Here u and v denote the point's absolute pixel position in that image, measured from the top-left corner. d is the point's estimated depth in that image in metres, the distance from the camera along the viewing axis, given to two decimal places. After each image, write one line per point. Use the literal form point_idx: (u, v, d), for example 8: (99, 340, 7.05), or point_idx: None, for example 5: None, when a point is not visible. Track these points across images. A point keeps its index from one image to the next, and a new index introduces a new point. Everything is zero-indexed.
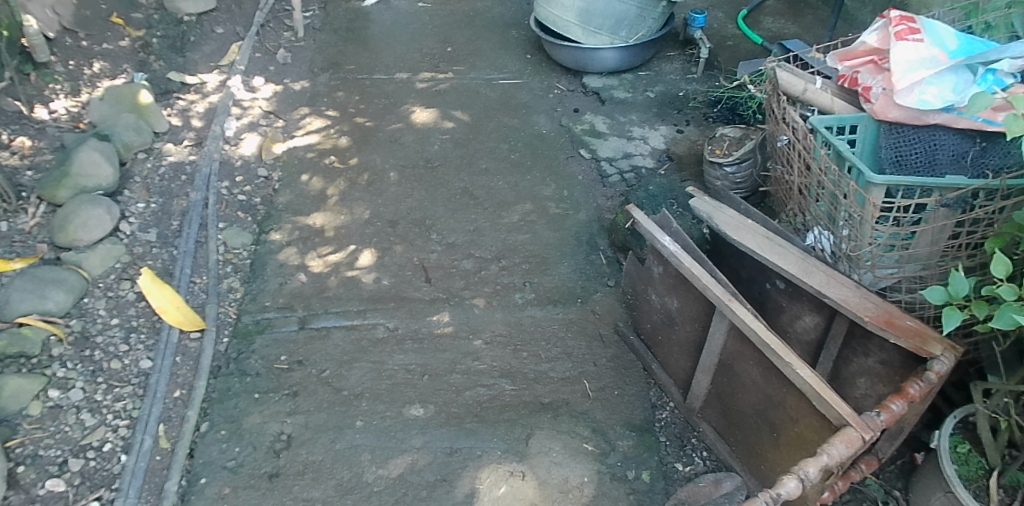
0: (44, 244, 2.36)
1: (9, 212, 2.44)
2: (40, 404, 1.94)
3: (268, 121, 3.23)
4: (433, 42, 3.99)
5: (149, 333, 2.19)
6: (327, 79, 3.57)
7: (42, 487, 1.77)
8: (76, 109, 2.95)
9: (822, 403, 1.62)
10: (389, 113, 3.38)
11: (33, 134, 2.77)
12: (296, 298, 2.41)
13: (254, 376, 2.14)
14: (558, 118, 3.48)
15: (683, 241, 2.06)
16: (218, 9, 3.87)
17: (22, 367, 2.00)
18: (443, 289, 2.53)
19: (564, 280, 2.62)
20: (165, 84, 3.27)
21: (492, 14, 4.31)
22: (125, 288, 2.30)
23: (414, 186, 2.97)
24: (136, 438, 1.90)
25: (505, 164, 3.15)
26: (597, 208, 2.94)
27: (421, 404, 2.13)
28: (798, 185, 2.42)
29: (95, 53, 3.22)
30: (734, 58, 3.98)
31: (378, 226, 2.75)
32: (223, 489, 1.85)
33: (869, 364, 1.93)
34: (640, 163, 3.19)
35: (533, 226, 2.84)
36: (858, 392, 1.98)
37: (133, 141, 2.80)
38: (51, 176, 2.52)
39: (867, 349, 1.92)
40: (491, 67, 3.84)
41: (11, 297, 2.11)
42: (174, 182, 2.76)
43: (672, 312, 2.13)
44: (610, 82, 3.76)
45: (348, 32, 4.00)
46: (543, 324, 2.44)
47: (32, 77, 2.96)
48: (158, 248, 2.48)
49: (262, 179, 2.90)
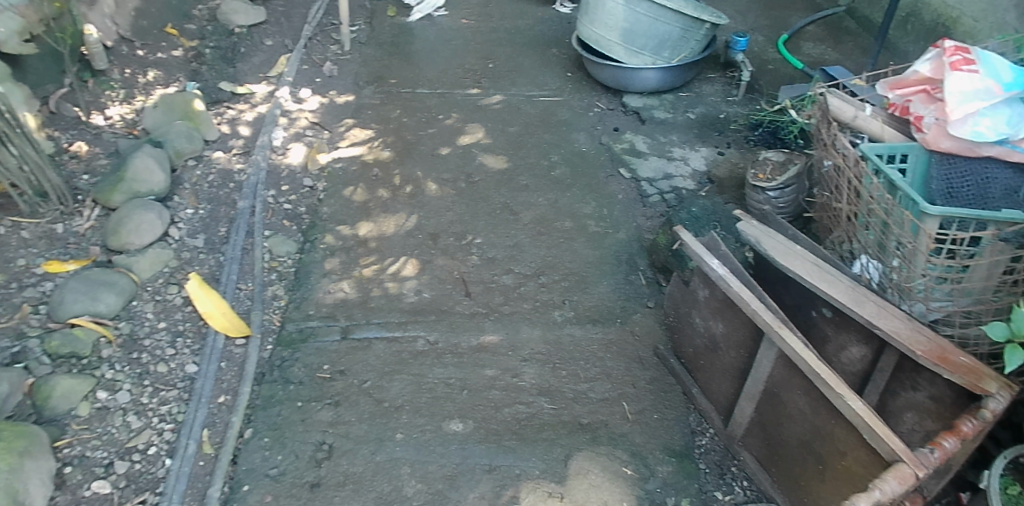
0: (96, 247, 2.40)
1: (64, 215, 2.49)
2: (89, 405, 1.95)
3: (313, 132, 3.27)
4: (474, 58, 4.03)
5: (195, 338, 2.22)
6: (371, 93, 3.61)
7: (88, 489, 1.78)
8: (131, 115, 3.03)
9: (874, 437, 1.58)
10: (432, 127, 3.41)
11: (90, 139, 2.84)
12: (339, 308, 2.42)
13: (297, 384, 2.16)
14: (599, 136, 3.48)
15: (732, 265, 2.04)
16: (267, 23, 3.96)
17: (72, 368, 2.03)
18: (483, 304, 2.52)
19: (604, 299, 2.60)
20: (216, 93, 3.34)
21: (534, 32, 4.35)
22: (173, 293, 2.33)
23: (455, 200, 2.98)
24: (181, 443, 1.92)
25: (546, 181, 3.15)
26: (637, 227, 2.92)
27: (461, 420, 2.12)
28: (845, 212, 2.38)
29: (149, 63, 3.32)
30: (776, 82, 3.95)
31: (419, 239, 2.76)
32: (265, 496, 1.85)
33: (917, 398, 1.89)
34: (681, 184, 3.17)
35: (573, 244, 2.83)
36: (905, 426, 1.92)
37: (184, 148, 2.86)
38: (106, 180, 2.58)
39: (916, 383, 1.88)
40: (531, 84, 3.86)
41: (64, 298, 2.15)
42: (222, 188, 2.80)
43: (717, 337, 2.10)
44: (650, 101, 3.75)
45: (392, 46, 4.06)
46: (582, 344, 2.42)
47: (90, 84, 3.05)
48: (205, 254, 2.51)
49: (307, 189, 2.93)
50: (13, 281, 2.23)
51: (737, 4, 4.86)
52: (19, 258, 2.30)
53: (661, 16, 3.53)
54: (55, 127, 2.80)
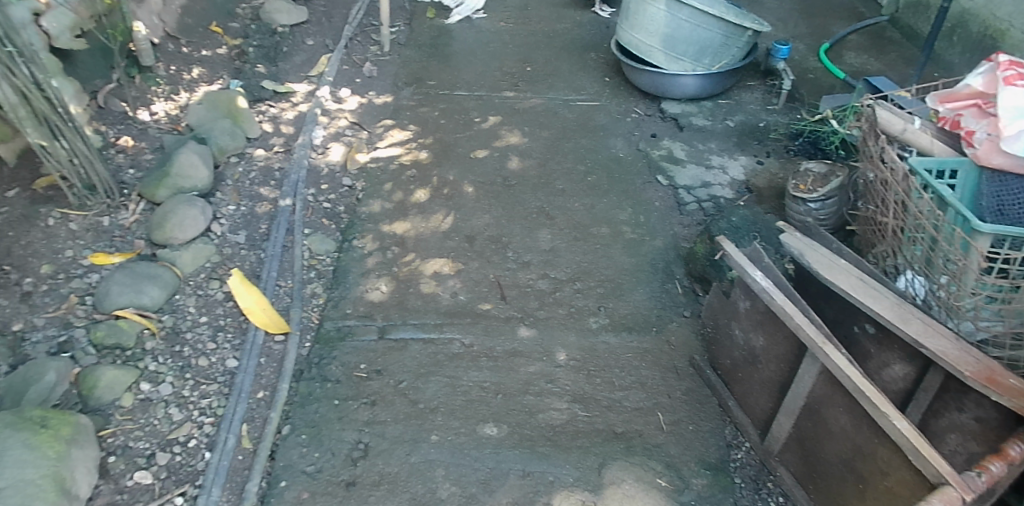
0: (141, 241, 2.45)
1: (111, 208, 2.54)
2: (132, 396, 1.99)
3: (352, 132, 3.29)
4: (512, 62, 4.03)
5: (236, 333, 2.25)
6: (410, 94, 3.63)
7: (131, 479, 1.82)
8: (175, 112, 3.08)
9: (920, 458, 1.53)
10: (469, 129, 3.41)
11: (136, 134, 2.90)
12: (376, 308, 2.44)
13: (334, 382, 2.17)
14: (636, 142, 3.46)
15: (775, 277, 2.01)
16: (308, 22, 4.02)
17: (117, 359, 2.07)
18: (518, 308, 2.52)
19: (639, 307, 2.58)
20: (258, 91, 3.38)
21: (572, 36, 4.33)
22: (214, 288, 2.36)
23: (492, 203, 2.98)
24: (220, 436, 1.94)
25: (582, 186, 3.14)
26: (674, 235, 2.90)
27: (495, 424, 2.12)
28: (890, 226, 2.32)
29: (194, 60, 3.38)
30: (817, 91, 3.88)
31: (456, 241, 2.77)
32: (302, 493, 1.87)
33: (962, 419, 1.82)
34: (719, 193, 3.13)
35: (609, 250, 2.81)
36: (946, 448, 1.85)
37: (227, 145, 2.90)
38: (152, 175, 2.63)
39: (962, 403, 1.81)
40: (569, 88, 3.85)
41: (110, 290, 2.19)
42: (263, 186, 2.84)
43: (756, 350, 2.07)
44: (689, 108, 3.72)
45: (430, 48, 4.08)
46: (617, 352, 2.40)
47: (137, 80, 3.11)
48: (246, 250, 2.55)
49: (345, 188, 2.96)
50: (61, 271, 2.27)
51: (778, 12, 4.80)
52: (66, 249, 2.34)
53: (703, 23, 3.50)
54: (103, 121, 2.86)
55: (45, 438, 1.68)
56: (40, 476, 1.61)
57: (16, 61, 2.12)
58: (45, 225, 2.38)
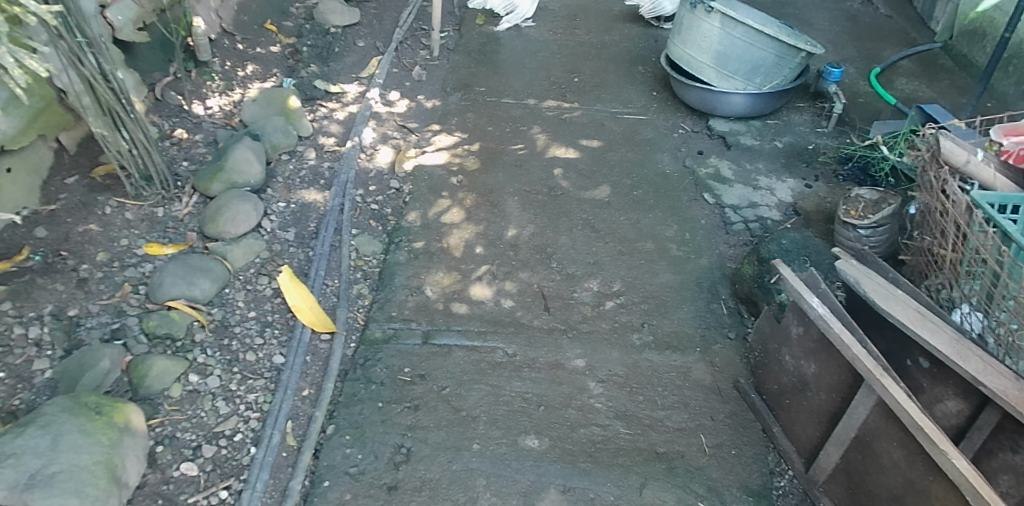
0: (193, 233, 2.47)
1: (165, 199, 2.57)
2: (180, 386, 2.01)
3: (401, 135, 3.31)
4: (560, 71, 4.03)
5: (283, 329, 2.26)
6: (457, 100, 3.64)
7: (177, 469, 1.83)
8: (229, 107, 3.11)
9: (978, 500, 1.47)
10: (516, 137, 3.41)
11: (190, 127, 2.93)
12: (420, 311, 2.44)
13: (378, 384, 2.17)
14: (682, 158, 3.42)
15: (833, 305, 1.96)
16: (360, 24, 4.06)
17: (167, 349, 2.09)
18: (561, 320, 2.50)
19: (684, 325, 2.54)
20: (310, 91, 3.40)
21: (620, 48, 4.32)
22: (263, 284, 2.39)
23: (537, 213, 2.97)
24: (265, 432, 1.95)
25: (628, 200, 3.11)
26: (720, 255, 2.86)
27: (536, 436, 2.09)
28: (949, 259, 2.26)
29: (248, 57, 3.43)
30: (868, 116, 3.82)
31: (501, 248, 2.76)
32: (344, 494, 1.87)
33: (1017, 461, 1.69)
34: (766, 214, 3.09)
35: (654, 266, 2.78)
36: (999, 490, 1.73)
37: (280, 142, 2.93)
38: (207, 168, 2.66)
39: (1017, 445, 1.69)
40: (616, 101, 3.83)
41: (163, 280, 2.22)
42: (313, 184, 2.86)
43: (807, 377, 2.02)
44: (737, 127, 3.68)
45: (479, 54, 4.09)
46: (660, 370, 2.36)
47: (193, 74, 3.15)
48: (295, 247, 2.56)
49: (393, 191, 2.97)
50: (116, 260, 2.30)
51: (829, 34, 4.73)
52: (121, 238, 2.37)
53: (757, 42, 3.44)
54: (159, 113, 2.91)
55: (100, 425, 1.70)
56: (93, 463, 1.63)
57: (84, 50, 2.15)
58: (102, 213, 2.41)
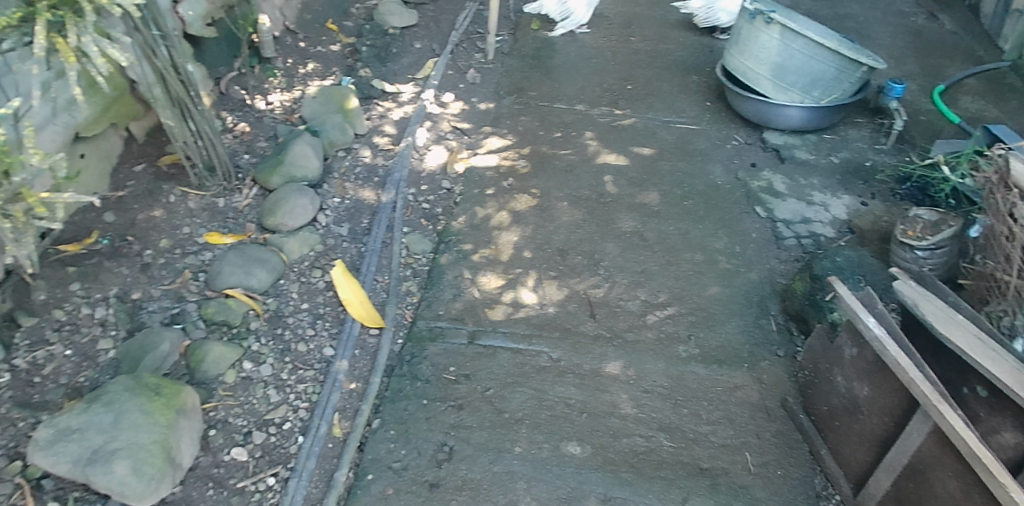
0: (252, 224, 2.55)
1: (226, 190, 2.65)
2: (234, 373, 2.07)
3: (454, 136, 3.34)
4: (613, 78, 4.02)
5: (334, 322, 2.31)
6: (510, 103, 3.67)
7: (227, 454, 1.88)
8: (289, 103, 3.19)
9: None
10: (567, 143, 3.42)
11: (253, 121, 3.01)
12: (467, 312, 2.46)
13: (424, 382, 2.20)
14: (735, 170, 3.37)
15: (890, 327, 1.90)
16: (417, 26, 4.12)
17: (224, 335, 2.16)
18: (607, 327, 2.49)
19: (731, 340, 2.50)
20: (368, 90, 3.47)
21: (675, 57, 4.29)
22: (316, 277, 2.44)
23: (586, 219, 2.97)
24: (313, 422, 1.99)
25: (677, 210, 3.08)
26: (770, 270, 2.81)
27: (578, 443, 2.09)
28: (1014, 286, 2.18)
29: (309, 55, 3.52)
30: (929, 135, 3.71)
31: (548, 252, 2.77)
32: (387, 489, 1.89)
33: None
34: (819, 230, 3.03)
35: (703, 278, 2.74)
36: None
37: (337, 139, 3.00)
38: (267, 162, 2.73)
39: None
40: (669, 110, 3.80)
41: (222, 269, 2.29)
42: (367, 182, 2.91)
43: (859, 400, 1.97)
44: (792, 140, 3.61)
45: (533, 59, 4.11)
46: (706, 384, 2.33)
47: (256, 70, 3.25)
48: (348, 243, 2.61)
49: (444, 191, 3.01)
50: (178, 247, 2.38)
51: (891, 49, 4.61)
52: (184, 226, 2.46)
53: (817, 55, 3.37)
54: (223, 107, 3.00)
55: (158, 405, 1.76)
56: (151, 442, 1.69)
57: (158, 42, 2.23)
58: (166, 201, 2.50)
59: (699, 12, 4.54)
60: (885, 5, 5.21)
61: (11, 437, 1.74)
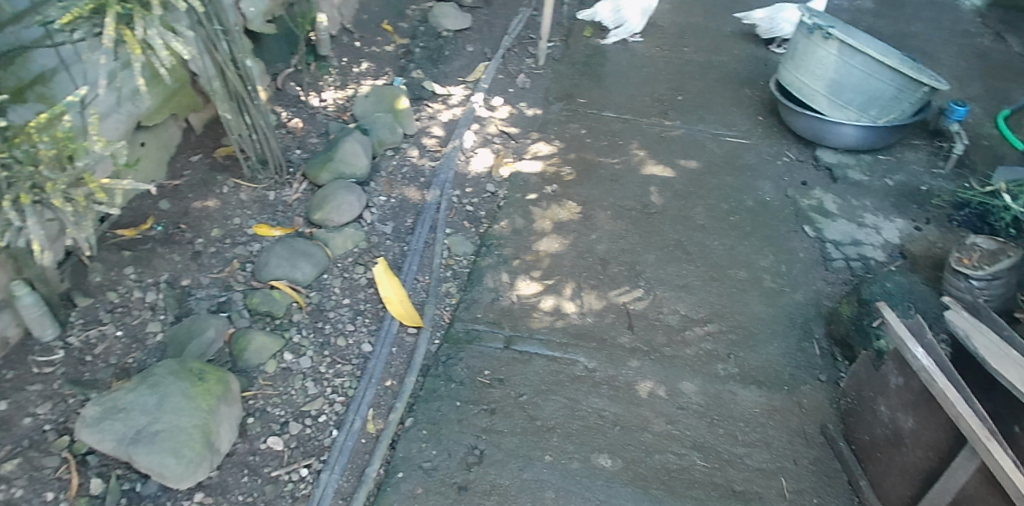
0: (300, 218, 2.60)
1: (277, 184, 2.71)
2: (275, 363, 2.12)
3: (500, 140, 3.36)
4: (664, 89, 3.98)
5: (373, 319, 2.34)
6: (559, 110, 3.67)
7: (264, 442, 1.92)
8: (342, 101, 3.24)
9: None
10: (614, 152, 3.40)
11: (306, 117, 3.08)
12: (504, 316, 2.47)
13: (458, 384, 2.21)
14: (784, 187, 3.30)
15: (939, 358, 1.84)
16: (471, 29, 4.16)
17: (267, 326, 2.21)
18: (644, 340, 2.46)
19: (772, 361, 2.45)
20: (419, 91, 3.51)
21: (728, 69, 4.22)
22: (359, 273, 2.48)
23: (629, 229, 2.95)
24: (348, 417, 2.02)
25: (724, 225, 3.03)
26: (816, 291, 2.74)
27: (610, 455, 2.07)
28: None
29: (364, 55, 3.58)
30: (991, 161, 3.57)
31: (589, 261, 2.76)
32: (416, 488, 1.91)
33: None
34: (869, 254, 2.94)
35: (746, 296, 2.69)
36: None
37: (386, 139, 3.04)
38: (318, 158, 2.79)
39: None
40: (720, 123, 3.74)
41: (269, 261, 2.34)
42: (413, 182, 2.94)
43: (902, 431, 1.91)
44: (845, 160, 3.52)
45: (584, 66, 4.10)
46: (743, 404, 2.29)
47: (312, 67, 3.33)
48: (391, 241, 2.65)
49: (488, 194, 3.02)
50: (229, 237, 2.44)
51: (955, 69, 4.46)
52: (235, 216, 2.52)
53: (876, 73, 3.27)
54: (279, 103, 3.08)
55: (201, 391, 1.81)
56: (192, 426, 1.74)
57: (220, 37, 2.30)
58: (220, 192, 2.57)
59: (761, 19, 4.44)
60: (950, 24, 5.04)
61: (61, 412, 1.81)
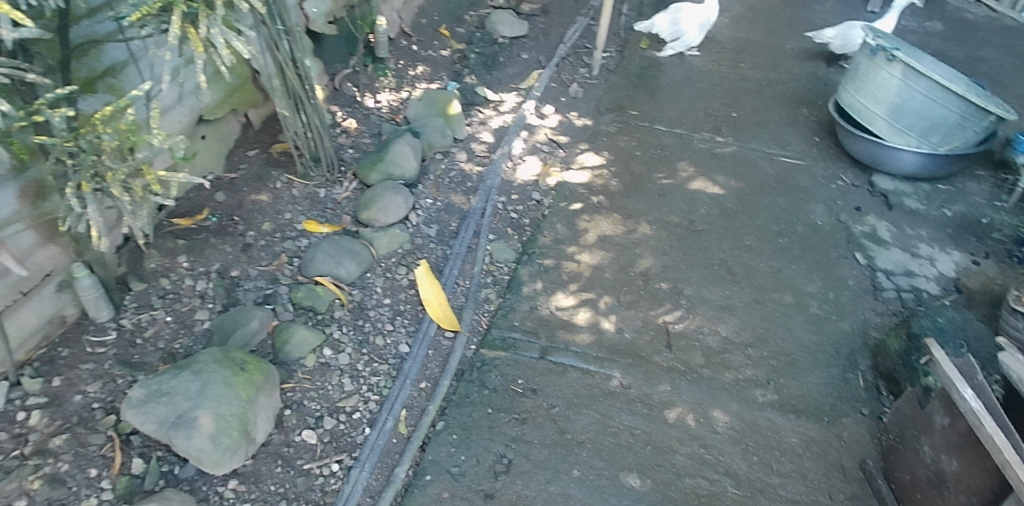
0: (348, 217, 2.65)
1: (328, 182, 2.77)
2: (314, 357, 2.16)
3: (549, 149, 3.36)
4: (719, 104, 3.92)
5: (412, 320, 2.37)
6: (610, 121, 3.65)
7: (298, 435, 1.97)
8: (396, 103, 3.30)
9: None
10: (662, 166, 3.36)
11: (360, 118, 3.14)
12: (542, 326, 2.47)
13: (491, 391, 2.22)
14: (837, 212, 3.21)
15: (989, 401, 1.76)
16: (527, 37, 4.17)
17: (309, 320, 2.26)
18: (682, 360, 2.43)
19: (813, 391, 2.38)
20: (471, 96, 3.55)
21: (786, 88, 4.14)
22: (401, 274, 2.51)
23: (674, 245, 2.91)
24: (381, 416, 2.06)
25: (771, 247, 2.97)
26: (864, 321, 2.66)
27: (638, 475, 2.05)
28: None
29: (420, 59, 3.64)
30: None
31: (630, 276, 2.74)
32: (443, 492, 1.93)
33: None
34: (923, 286, 2.84)
35: (790, 322, 2.63)
36: None
37: (436, 142, 3.08)
38: (368, 158, 2.84)
39: None
40: (774, 142, 3.67)
41: (315, 257, 2.40)
42: (460, 186, 2.96)
43: (945, 474, 1.84)
44: (903, 187, 3.41)
45: (638, 78, 4.07)
46: (780, 433, 2.23)
47: (369, 69, 3.40)
48: (434, 244, 2.67)
49: (534, 202, 3.03)
50: (279, 231, 2.51)
51: None
52: (286, 211, 2.59)
53: (940, 98, 3.15)
54: (335, 102, 3.15)
55: (241, 380, 1.87)
56: (231, 414, 1.80)
57: (281, 36, 2.36)
58: (273, 187, 2.65)
59: (832, 38, 4.26)
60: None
61: (109, 392, 1.89)
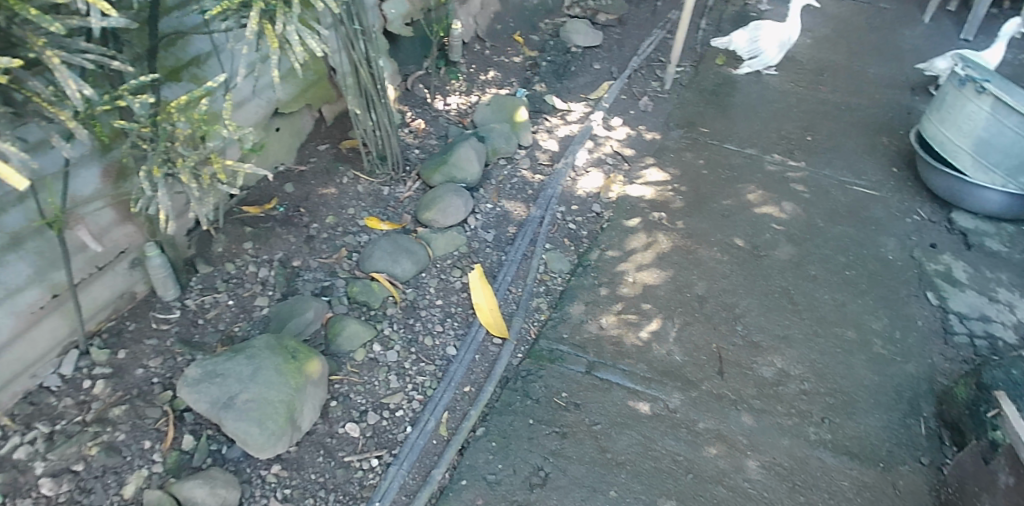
0: (408, 216, 2.70)
1: (392, 180, 2.81)
2: (364, 352, 2.21)
3: (613, 161, 3.33)
4: (794, 127, 3.80)
5: (462, 323, 2.39)
6: (678, 136, 3.59)
7: (342, 426, 2.01)
8: (465, 106, 3.33)
9: None
10: (728, 187, 3.28)
11: (428, 119, 3.19)
12: (591, 340, 2.44)
13: (534, 401, 2.21)
14: (912, 247, 3.06)
15: None
16: (600, 47, 4.15)
17: (362, 315, 2.31)
18: (732, 388, 2.36)
19: (870, 433, 2.28)
20: (539, 104, 3.55)
21: (867, 114, 3.97)
22: (455, 276, 2.53)
23: (734, 269, 2.84)
24: (423, 416, 2.08)
25: (837, 279, 2.86)
26: (932, 366, 2.52)
27: (677, 503, 2.01)
28: None
29: (492, 64, 3.67)
30: None
31: (686, 297, 2.68)
32: (477, 499, 1.94)
33: None
34: (999, 333, 2.68)
35: (851, 359, 2.52)
36: None
37: (501, 147, 3.09)
38: (433, 159, 2.88)
39: None
40: (850, 169, 3.53)
41: (373, 253, 2.45)
42: (521, 193, 2.97)
43: None
44: (986, 226, 3.22)
45: (711, 94, 3.99)
46: (829, 474, 2.14)
47: (442, 72, 3.46)
48: (491, 249, 2.69)
49: (593, 214, 3.01)
50: (341, 225, 2.57)
51: None
52: (349, 206, 2.65)
53: None
54: (406, 103, 3.21)
55: (292, 368, 1.92)
56: (279, 400, 1.85)
57: (357, 37, 2.42)
58: (339, 181, 2.72)
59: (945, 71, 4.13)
60: None
61: (169, 368, 1.98)
